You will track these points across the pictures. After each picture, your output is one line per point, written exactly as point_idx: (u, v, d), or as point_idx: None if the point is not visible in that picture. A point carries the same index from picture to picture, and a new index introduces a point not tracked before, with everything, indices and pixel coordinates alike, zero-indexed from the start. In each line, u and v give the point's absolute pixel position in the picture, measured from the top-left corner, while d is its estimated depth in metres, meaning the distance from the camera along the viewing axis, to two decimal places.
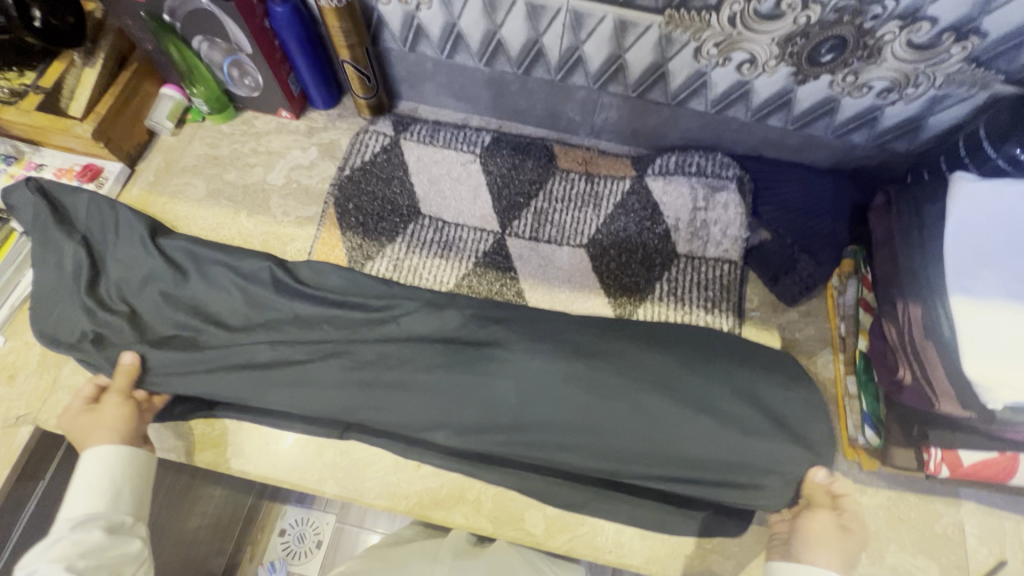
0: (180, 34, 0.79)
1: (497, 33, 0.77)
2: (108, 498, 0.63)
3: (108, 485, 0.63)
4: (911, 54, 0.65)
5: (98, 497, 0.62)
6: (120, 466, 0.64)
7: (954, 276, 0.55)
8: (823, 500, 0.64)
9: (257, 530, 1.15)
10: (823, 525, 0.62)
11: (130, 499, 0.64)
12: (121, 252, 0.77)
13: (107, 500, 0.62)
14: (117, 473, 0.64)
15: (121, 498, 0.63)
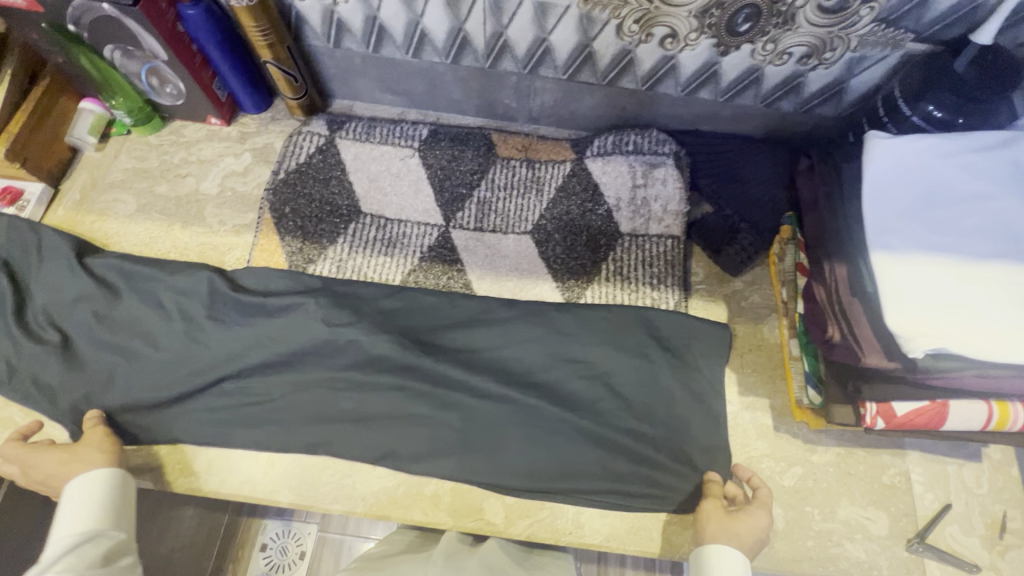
0: (89, 44, 0.76)
1: (419, 23, 0.76)
2: (90, 522, 0.61)
3: (91, 511, 0.62)
4: (823, 18, 0.66)
5: (81, 521, 0.61)
6: (102, 493, 0.63)
7: (874, 233, 0.57)
8: (714, 492, 0.68)
9: (237, 547, 1.12)
10: (710, 515, 0.65)
11: (117, 520, 0.63)
12: (46, 276, 0.74)
13: (88, 525, 0.61)
14: (100, 500, 0.63)
15: (108, 520, 0.62)
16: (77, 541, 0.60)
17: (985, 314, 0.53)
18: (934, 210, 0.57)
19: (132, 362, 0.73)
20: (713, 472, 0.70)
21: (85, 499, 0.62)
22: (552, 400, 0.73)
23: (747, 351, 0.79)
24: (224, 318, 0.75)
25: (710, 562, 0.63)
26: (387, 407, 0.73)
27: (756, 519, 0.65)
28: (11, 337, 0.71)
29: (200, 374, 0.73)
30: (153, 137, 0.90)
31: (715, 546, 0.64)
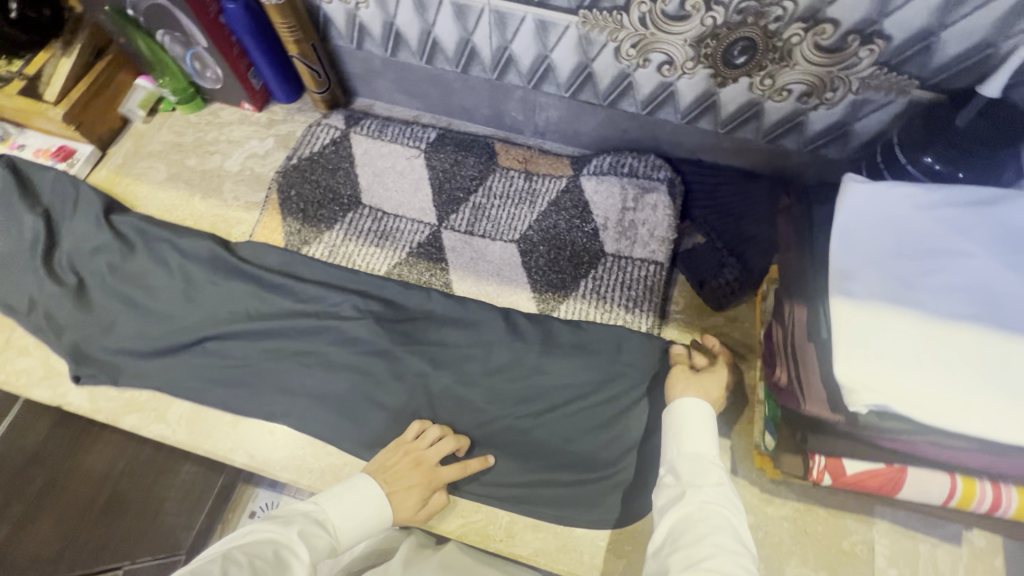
0: (145, 28, 0.85)
1: (431, 32, 0.80)
2: (348, 519, 0.61)
3: (355, 510, 0.62)
4: (820, 57, 0.65)
5: (339, 510, 0.61)
6: (382, 513, 0.63)
7: (835, 278, 0.54)
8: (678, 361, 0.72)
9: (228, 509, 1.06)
10: (678, 379, 0.69)
11: (349, 526, 0.61)
12: (75, 225, 0.84)
13: (341, 516, 0.61)
14: (368, 506, 0.63)
15: (346, 520, 0.61)
16: (300, 520, 0.58)
17: (946, 379, 0.49)
18: (905, 262, 0.54)
19: (133, 312, 0.80)
20: (676, 345, 0.75)
21: (339, 489, 0.63)
22: (505, 408, 0.75)
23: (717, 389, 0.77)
24: (217, 283, 0.81)
25: (680, 411, 0.64)
26: (348, 390, 0.76)
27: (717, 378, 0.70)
28: (36, 276, 0.80)
29: (187, 332, 0.79)
30: (193, 115, 0.99)
31: (685, 395, 0.67)
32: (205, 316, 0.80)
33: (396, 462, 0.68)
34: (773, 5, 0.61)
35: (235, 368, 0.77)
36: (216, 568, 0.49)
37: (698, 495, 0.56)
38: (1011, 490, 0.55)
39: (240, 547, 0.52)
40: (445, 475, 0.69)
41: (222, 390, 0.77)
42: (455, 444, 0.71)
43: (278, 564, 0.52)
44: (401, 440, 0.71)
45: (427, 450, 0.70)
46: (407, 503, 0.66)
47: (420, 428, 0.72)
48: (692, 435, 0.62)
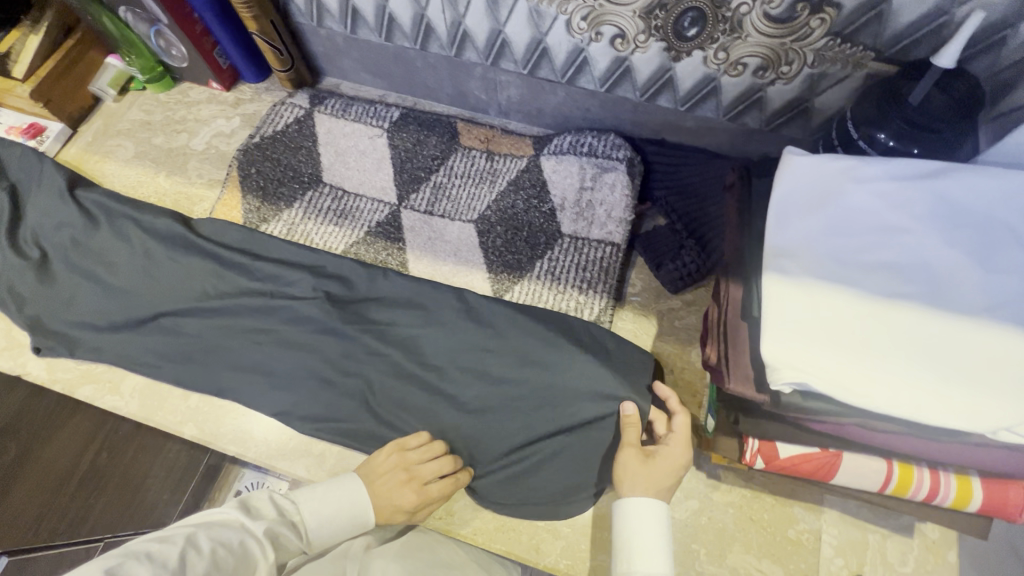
0: (109, 6, 0.86)
1: (386, 7, 0.79)
2: (321, 529, 0.61)
3: (331, 520, 0.61)
4: (771, 28, 0.62)
5: (314, 515, 0.61)
6: (358, 523, 0.63)
7: (769, 255, 0.52)
8: (631, 439, 0.64)
9: (215, 488, 1.01)
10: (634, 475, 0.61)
11: (324, 530, 0.61)
12: (40, 200, 0.85)
13: (315, 518, 0.61)
14: (343, 519, 0.62)
15: (322, 523, 0.61)
16: (272, 518, 0.58)
17: (874, 360, 0.47)
18: (841, 240, 0.51)
19: (90, 285, 0.81)
20: (626, 405, 0.67)
21: (320, 489, 0.63)
22: (450, 390, 0.74)
23: (670, 374, 0.76)
24: (173, 259, 0.82)
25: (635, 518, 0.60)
26: (296, 368, 0.76)
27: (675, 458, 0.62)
28: (2, 249, 0.82)
29: (142, 307, 0.80)
30: (164, 94, 1.00)
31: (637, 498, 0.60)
32: (159, 291, 0.80)
33: (385, 472, 0.66)
34: None
35: (189, 340, 0.78)
36: (176, 554, 0.48)
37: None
38: (949, 477, 0.53)
39: (206, 531, 0.52)
40: (434, 492, 0.66)
41: (175, 363, 0.78)
42: (451, 462, 0.68)
43: (240, 556, 0.52)
44: (400, 445, 0.68)
45: (417, 468, 0.67)
46: (394, 519, 0.65)
47: (425, 439, 0.69)
48: (645, 546, 0.58)
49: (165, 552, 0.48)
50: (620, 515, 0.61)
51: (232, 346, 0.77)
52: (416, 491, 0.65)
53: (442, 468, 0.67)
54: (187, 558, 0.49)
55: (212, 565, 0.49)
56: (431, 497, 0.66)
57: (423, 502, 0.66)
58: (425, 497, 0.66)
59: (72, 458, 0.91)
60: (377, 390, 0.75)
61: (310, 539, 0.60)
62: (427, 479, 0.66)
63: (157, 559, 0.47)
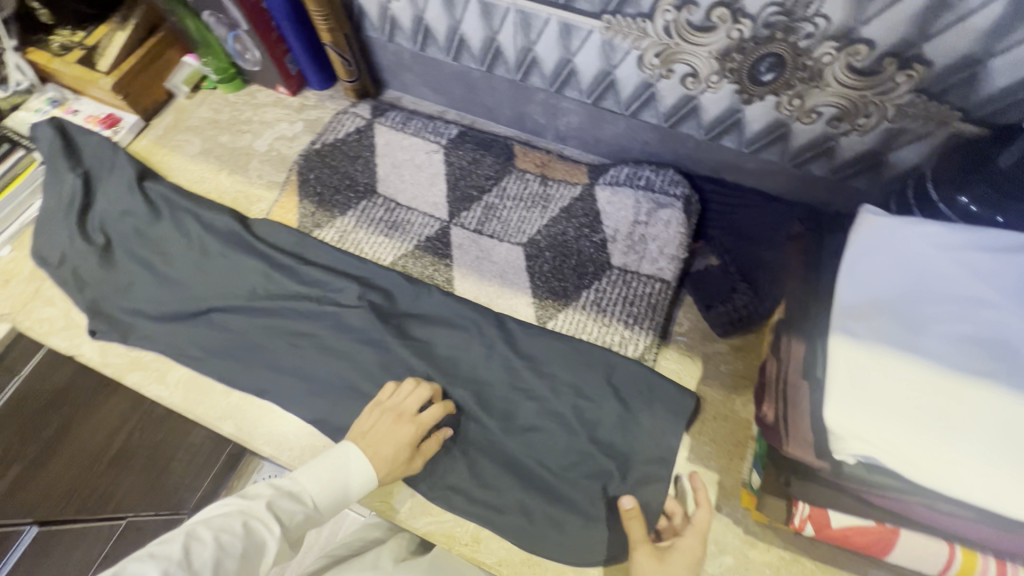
0: (194, 10, 0.89)
1: (458, 29, 0.80)
2: (327, 489, 0.61)
3: (333, 479, 0.61)
4: (853, 80, 0.61)
5: (314, 483, 0.60)
6: (360, 474, 0.63)
7: (837, 316, 0.50)
8: (641, 537, 0.61)
9: (234, 476, 1.11)
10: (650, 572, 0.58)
11: (327, 493, 0.60)
12: (110, 188, 0.88)
13: (313, 484, 0.60)
14: (346, 479, 0.62)
15: (324, 489, 0.60)
16: (271, 491, 0.58)
17: (947, 438, 0.44)
18: (917, 307, 0.49)
19: (148, 275, 0.83)
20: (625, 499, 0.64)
21: (315, 461, 0.62)
22: (486, 414, 0.73)
23: (711, 419, 0.74)
24: (228, 256, 0.84)
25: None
26: (337, 375, 0.77)
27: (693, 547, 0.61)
28: (70, 232, 0.84)
29: (195, 301, 0.81)
30: (232, 95, 1.04)
31: None
32: (212, 287, 0.82)
33: (375, 423, 0.67)
34: (803, 21, 0.57)
35: (236, 338, 0.79)
36: (179, 550, 0.49)
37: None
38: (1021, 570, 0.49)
39: (206, 523, 0.53)
40: (427, 419, 0.68)
41: (220, 358, 0.79)
42: (428, 390, 0.71)
43: (245, 538, 0.53)
44: (376, 401, 0.69)
45: (403, 405, 0.69)
46: (402, 457, 0.66)
47: (393, 386, 0.71)
48: None
49: (167, 550, 0.49)
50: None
51: (276, 348, 0.78)
52: (405, 424, 0.67)
53: (422, 399, 0.70)
54: (191, 551, 0.50)
55: (219, 551, 0.50)
56: (426, 424, 0.68)
57: (420, 430, 0.67)
58: (419, 427, 0.68)
59: (104, 438, 0.83)
60: None
61: (317, 506, 0.60)
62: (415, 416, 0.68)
63: (161, 555, 0.48)
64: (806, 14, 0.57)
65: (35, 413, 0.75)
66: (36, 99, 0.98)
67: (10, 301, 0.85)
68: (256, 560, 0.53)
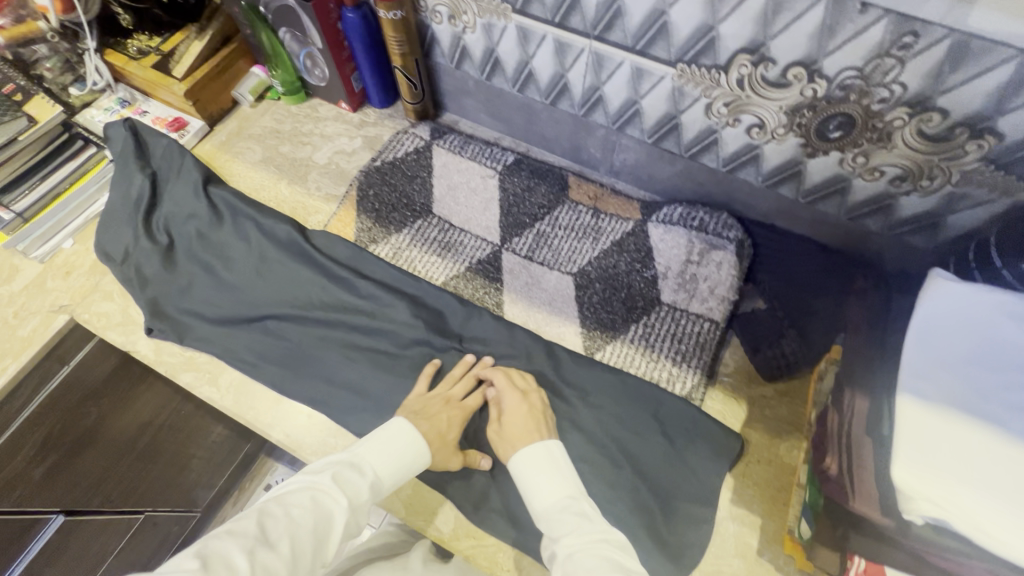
0: (271, 25, 0.93)
1: (528, 63, 0.83)
2: (386, 463, 0.62)
3: (390, 452, 0.63)
4: (922, 145, 0.63)
5: (372, 456, 0.61)
6: (417, 449, 0.64)
7: (906, 375, 0.51)
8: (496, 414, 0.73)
9: (247, 478, 1.18)
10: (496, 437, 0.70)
11: (387, 466, 0.62)
12: (176, 191, 0.91)
13: (372, 456, 0.61)
14: (402, 450, 0.63)
15: (382, 461, 0.62)
16: (333, 465, 0.59)
17: (1018, 506, 0.45)
18: (986, 374, 0.50)
19: (207, 277, 0.85)
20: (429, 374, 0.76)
21: (368, 437, 0.64)
22: None
23: (755, 461, 0.75)
24: (286, 265, 0.86)
25: (530, 452, 0.65)
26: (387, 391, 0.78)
27: (518, 409, 0.71)
28: (135, 231, 0.87)
29: (252, 307, 0.83)
30: (294, 107, 1.07)
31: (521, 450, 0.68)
32: (268, 295, 0.84)
33: (425, 406, 0.71)
34: (880, 86, 0.59)
35: (290, 346, 0.81)
36: (254, 526, 0.49)
37: (591, 532, 0.57)
38: None
39: (276, 500, 0.53)
40: (473, 403, 0.74)
41: (273, 366, 0.80)
42: (482, 367, 0.77)
43: (318, 511, 0.53)
44: (418, 391, 0.74)
45: (452, 391, 0.74)
46: (451, 438, 0.70)
47: (432, 372, 0.76)
48: (541, 482, 0.63)
49: (244, 527, 0.49)
50: (517, 466, 0.65)
51: (327, 359, 0.80)
52: (455, 407, 0.73)
53: (473, 382, 0.75)
54: (268, 527, 0.50)
55: (297, 525, 0.50)
56: (470, 409, 0.73)
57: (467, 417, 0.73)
58: (467, 412, 0.73)
59: (133, 434, 0.87)
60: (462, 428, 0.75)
61: (378, 477, 0.61)
62: (462, 400, 0.74)
63: (237, 532, 0.48)
64: (883, 81, 0.59)
65: (69, 417, 0.79)
66: (107, 98, 1.01)
67: (69, 293, 0.88)
68: (329, 532, 0.53)
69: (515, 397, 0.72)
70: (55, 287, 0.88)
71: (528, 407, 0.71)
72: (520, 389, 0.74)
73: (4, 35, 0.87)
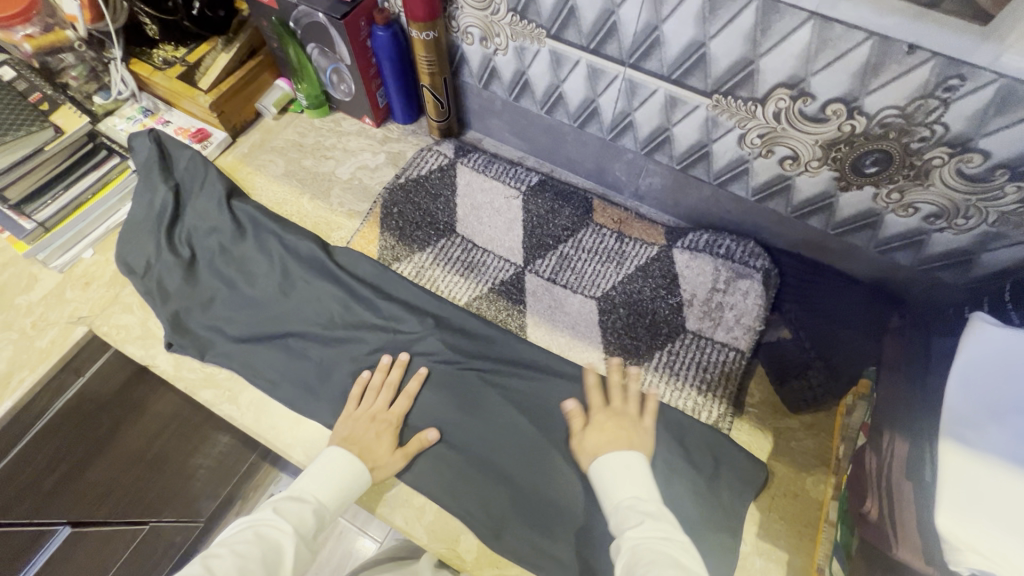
0: (300, 40, 0.93)
1: (559, 87, 0.83)
2: (326, 487, 0.67)
3: (329, 478, 0.67)
4: (960, 184, 0.63)
5: (312, 484, 0.66)
6: (354, 468, 0.69)
7: (948, 420, 0.51)
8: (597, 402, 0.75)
9: (250, 487, 1.20)
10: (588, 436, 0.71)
11: (331, 491, 0.67)
12: (199, 203, 0.90)
13: (313, 484, 0.66)
14: (342, 473, 0.68)
15: (326, 486, 0.67)
16: (274, 501, 0.64)
17: None
18: None
19: (230, 293, 0.85)
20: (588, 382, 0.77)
21: (311, 467, 0.69)
22: (557, 468, 0.73)
23: (781, 494, 0.74)
24: (309, 282, 0.85)
25: (614, 458, 0.67)
26: (410, 413, 0.77)
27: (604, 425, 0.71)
28: (158, 243, 0.86)
29: (274, 324, 0.82)
30: (317, 120, 1.06)
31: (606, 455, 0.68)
32: (290, 312, 0.83)
33: (353, 427, 0.73)
34: (921, 126, 0.59)
35: (312, 365, 0.80)
36: (200, 568, 0.55)
37: (655, 530, 0.59)
38: None
39: (221, 542, 0.59)
40: (399, 408, 0.76)
41: (294, 385, 0.79)
42: (402, 369, 0.78)
43: (262, 544, 0.58)
44: (348, 412, 0.75)
45: (375, 407, 0.76)
46: (384, 450, 0.72)
47: (360, 390, 0.77)
48: (629, 482, 0.64)
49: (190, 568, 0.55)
50: (596, 469, 0.67)
51: (349, 380, 0.79)
52: (381, 420, 0.75)
53: (393, 389, 0.77)
54: (212, 565, 0.55)
55: (240, 559, 0.56)
56: (399, 413, 0.76)
57: (396, 424, 0.75)
58: (394, 418, 0.75)
59: (141, 446, 0.87)
60: (484, 453, 0.75)
61: (323, 502, 0.66)
62: (389, 409, 0.76)
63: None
64: (925, 121, 0.59)
65: (91, 427, 0.79)
66: (130, 107, 1.01)
67: (89, 305, 0.87)
68: (280, 560, 0.58)
69: (603, 409, 0.74)
70: (74, 297, 0.87)
71: (616, 418, 0.72)
72: (616, 405, 0.74)
73: (32, 45, 0.88)
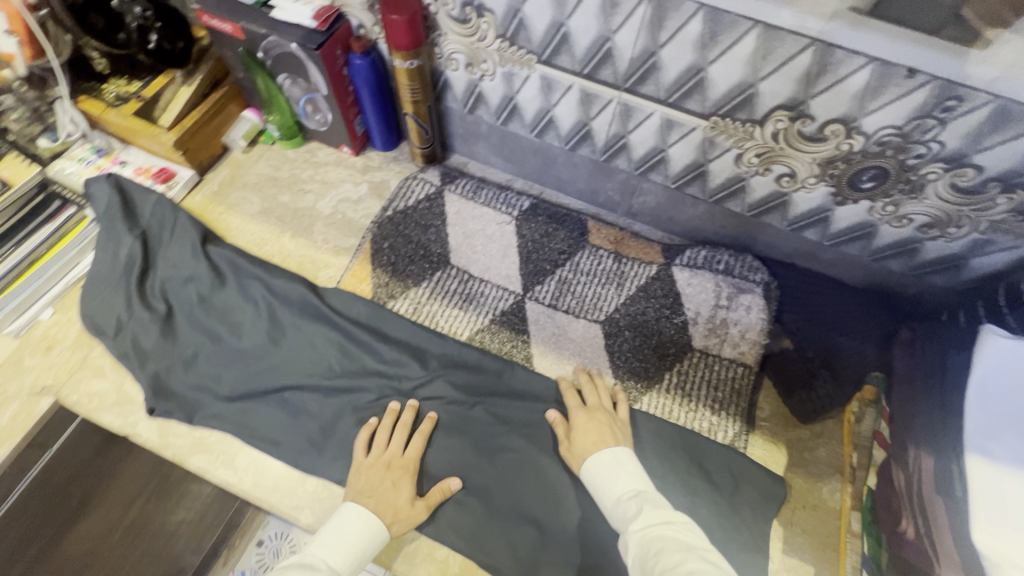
0: (269, 71, 0.87)
1: (549, 111, 0.81)
2: (339, 552, 0.62)
3: (343, 541, 0.63)
4: (954, 196, 0.65)
5: (324, 549, 0.62)
6: (373, 527, 0.65)
7: (971, 434, 0.52)
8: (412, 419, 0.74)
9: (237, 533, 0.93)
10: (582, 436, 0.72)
11: (345, 555, 0.62)
12: (172, 252, 0.84)
13: (324, 549, 0.62)
14: (358, 534, 0.64)
15: (338, 551, 0.62)
16: (283, 572, 0.59)
17: None
18: None
19: (215, 347, 0.79)
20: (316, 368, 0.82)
21: (322, 531, 0.64)
22: (581, 503, 0.71)
23: (801, 508, 0.75)
24: (300, 330, 0.80)
25: (598, 458, 0.68)
26: (425, 461, 0.74)
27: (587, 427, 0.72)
28: (129, 300, 0.80)
29: (267, 379, 0.77)
30: (291, 151, 1.01)
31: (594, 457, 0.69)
32: (283, 364, 0.78)
33: (367, 477, 0.69)
34: (917, 143, 0.61)
35: (312, 419, 0.76)
36: None
37: (659, 515, 0.58)
38: None
39: None
40: (415, 452, 0.72)
41: (296, 441, 0.75)
42: (412, 412, 0.75)
43: None
44: (358, 460, 0.71)
45: (388, 452, 0.72)
46: (403, 499, 0.68)
47: (367, 436, 0.72)
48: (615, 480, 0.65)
49: None
50: (586, 472, 0.68)
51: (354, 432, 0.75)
52: (394, 466, 0.71)
53: (406, 430, 0.73)
54: None
55: None
56: (413, 457, 0.72)
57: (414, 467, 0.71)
58: (411, 462, 0.71)
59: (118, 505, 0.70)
60: (505, 497, 0.72)
61: (338, 569, 0.61)
62: (403, 453, 0.72)
63: None
64: (922, 139, 0.60)
65: (44, 506, 0.65)
66: (80, 147, 0.91)
67: (53, 371, 0.79)
68: None
69: (581, 411, 0.74)
70: (34, 365, 0.79)
71: (594, 418, 0.73)
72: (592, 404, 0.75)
73: None
